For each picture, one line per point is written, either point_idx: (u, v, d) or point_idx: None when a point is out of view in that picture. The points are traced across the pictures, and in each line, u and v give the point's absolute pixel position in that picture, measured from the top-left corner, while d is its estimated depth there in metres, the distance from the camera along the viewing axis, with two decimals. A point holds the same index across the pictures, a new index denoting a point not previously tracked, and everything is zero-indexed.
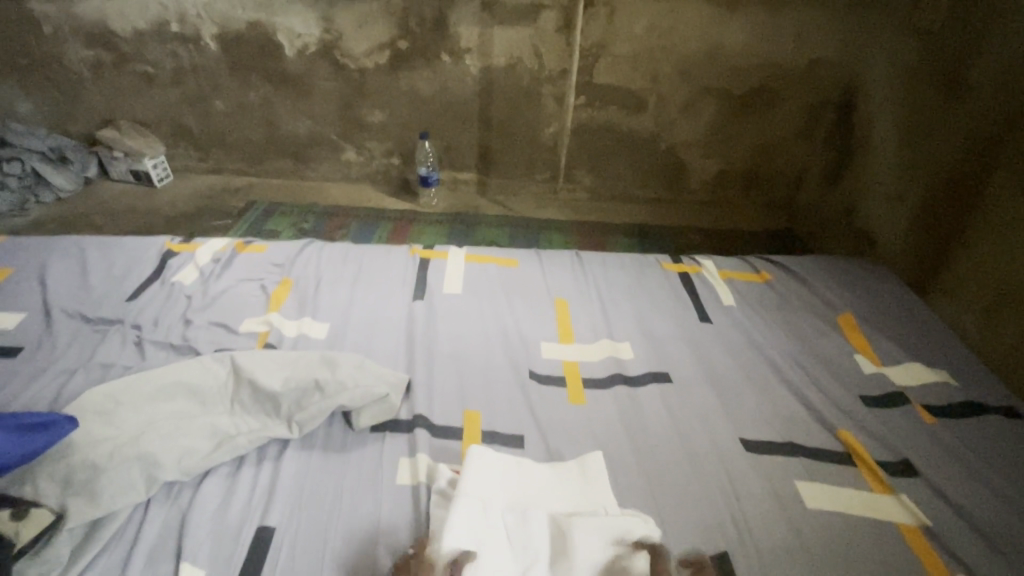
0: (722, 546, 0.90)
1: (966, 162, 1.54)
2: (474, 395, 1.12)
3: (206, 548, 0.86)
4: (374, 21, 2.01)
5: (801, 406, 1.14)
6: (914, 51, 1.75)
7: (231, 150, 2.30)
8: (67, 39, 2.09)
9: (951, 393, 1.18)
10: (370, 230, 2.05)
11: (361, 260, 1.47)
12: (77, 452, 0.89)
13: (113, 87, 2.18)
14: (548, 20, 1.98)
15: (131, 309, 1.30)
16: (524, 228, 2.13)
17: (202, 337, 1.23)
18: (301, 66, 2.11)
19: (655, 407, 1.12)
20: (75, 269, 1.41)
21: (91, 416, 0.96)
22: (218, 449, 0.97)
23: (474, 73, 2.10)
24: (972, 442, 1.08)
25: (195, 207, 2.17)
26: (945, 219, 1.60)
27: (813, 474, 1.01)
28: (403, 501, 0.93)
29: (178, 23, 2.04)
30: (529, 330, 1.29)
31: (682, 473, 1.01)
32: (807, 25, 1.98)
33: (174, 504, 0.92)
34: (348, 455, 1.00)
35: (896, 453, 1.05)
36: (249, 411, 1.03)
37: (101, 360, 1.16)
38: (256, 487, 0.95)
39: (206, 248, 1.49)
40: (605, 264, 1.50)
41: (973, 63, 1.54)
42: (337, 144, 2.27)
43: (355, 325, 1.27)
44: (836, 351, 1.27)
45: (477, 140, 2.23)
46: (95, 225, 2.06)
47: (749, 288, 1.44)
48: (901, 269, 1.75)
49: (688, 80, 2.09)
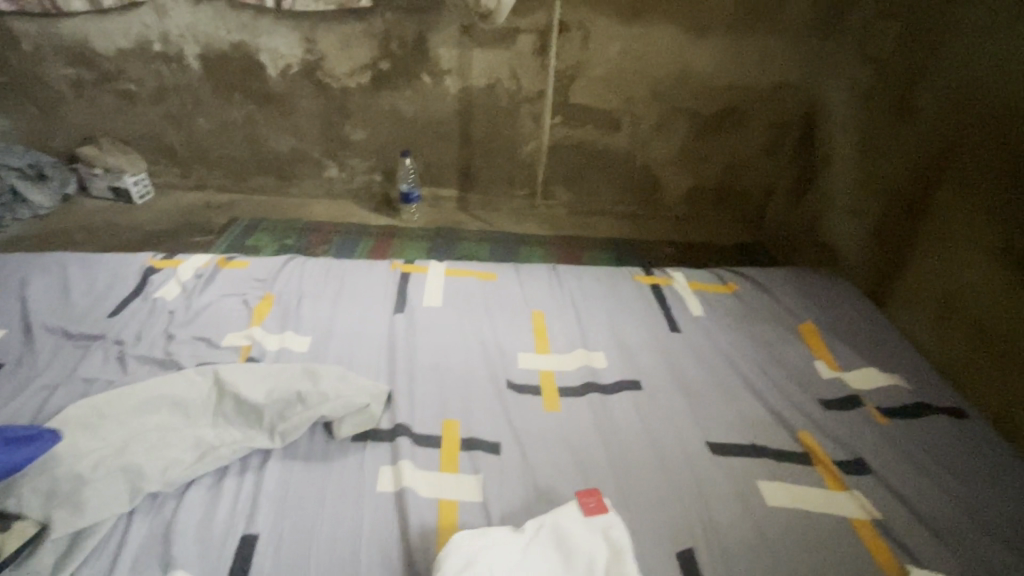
0: (687, 542, 0.95)
1: (915, 179, 1.64)
2: (454, 405, 1.16)
3: (190, 555, 0.88)
4: (356, 43, 2.07)
5: (764, 410, 1.21)
6: (869, 76, 1.87)
7: (213, 167, 2.32)
8: (48, 57, 2.10)
9: (903, 395, 1.26)
10: (352, 245, 2.09)
11: (343, 275, 1.50)
12: (61, 465, 0.91)
13: (95, 106, 2.20)
14: (524, 43, 2.07)
15: (113, 324, 1.32)
16: (503, 242, 2.18)
17: (184, 351, 1.25)
18: (284, 86, 2.15)
19: (626, 413, 1.17)
20: (57, 285, 1.42)
21: (75, 429, 0.98)
22: (202, 459, 0.99)
23: (454, 93, 2.16)
24: (921, 441, 1.16)
25: (177, 223, 2.19)
26: (897, 233, 1.69)
27: (774, 473, 1.07)
28: (384, 507, 0.97)
29: (161, 43, 2.08)
30: (507, 341, 1.33)
31: (653, 475, 1.06)
32: (771, 49, 2.10)
33: (157, 515, 0.94)
34: (330, 463, 1.03)
35: (852, 452, 1.12)
36: (231, 423, 1.05)
37: (84, 374, 1.18)
38: (239, 496, 0.97)
39: (189, 264, 1.51)
40: (580, 277, 1.56)
41: (919, 88, 1.65)
42: (320, 161, 2.31)
43: (337, 338, 1.31)
44: (797, 357, 1.34)
45: (457, 157, 2.30)
46: (74, 241, 2.06)
47: (716, 298, 1.51)
48: (861, 280, 1.83)
49: (660, 101, 2.18)
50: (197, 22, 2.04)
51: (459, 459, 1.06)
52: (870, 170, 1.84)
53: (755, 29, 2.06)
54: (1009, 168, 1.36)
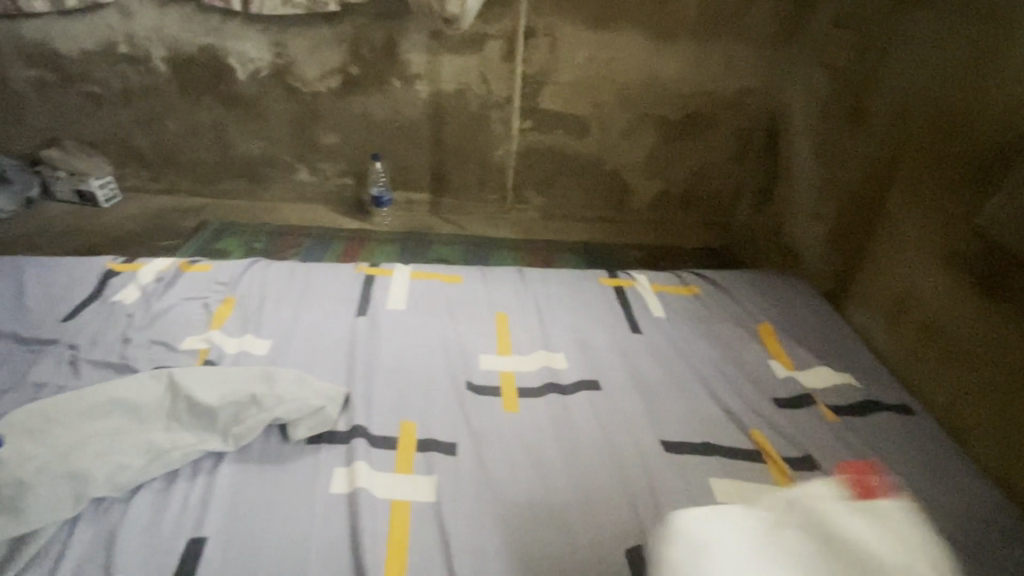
0: (637, 539, 0.97)
1: (868, 182, 1.69)
2: (412, 407, 1.17)
3: (136, 560, 0.87)
4: (325, 47, 2.07)
5: (718, 408, 1.23)
6: (826, 83, 1.93)
7: (181, 170, 2.30)
8: (10, 59, 2.08)
9: (853, 393, 1.29)
10: (322, 248, 2.09)
11: (308, 278, 1.50)
12: (4, 469, 0.90)
13: (59, 108, 2.17)
14: (493, 49, 2.09)
15: (68, 328, 1.30)
16: (475, 246, 2.19)
17: (141, 354, 1.24)
18: (252, 89, 2.15)
19: (584, 412, 1.19)
20: (11, 289, 1.39)
21: (21, 434, 0.97)
22: (152, 463, 0.98)
23: (425, 98, 2.18)
24: (868, 437, 1.19)
25: (144, 226, 2.16)
26: (853, 235, 1.74)
27: (726, 470, 1.09)
28: (336, 508, 0.96)
29: (127, 45, 2.06)
30: (469, 343, 1.34)
31: (607, 474, 1.07)
32: (735, 57, 2.15)
33: (104, 520, 0.92)
34: (284, 465, 1.02)
35: (801, 449, 1.15)
36: (184, 427, 1.04)
37: (35, 379, 1.16)
38: (189, 499, 0.96)
39: (150, 267, 1.50)
40: (545, 279, 1.58)
41: (870, 95, 1.71)
42: (290, 164, 2.30)
43: (297, 341, 1.30)
44: (753, 357, 1.37)
45: (429, 161, 2.30)
46: (35, 244, 2.03)
47: (677, 300, 1.54)
48: (821, 282, 1.88)
49: (627, 107, 2.22)
50: (164, 24, 2.02)
51: (414, 459, 1.06)
52: (829, 174, 1.88)
53: (719, 37, 2.11)
54: (953, 171, 1.41)
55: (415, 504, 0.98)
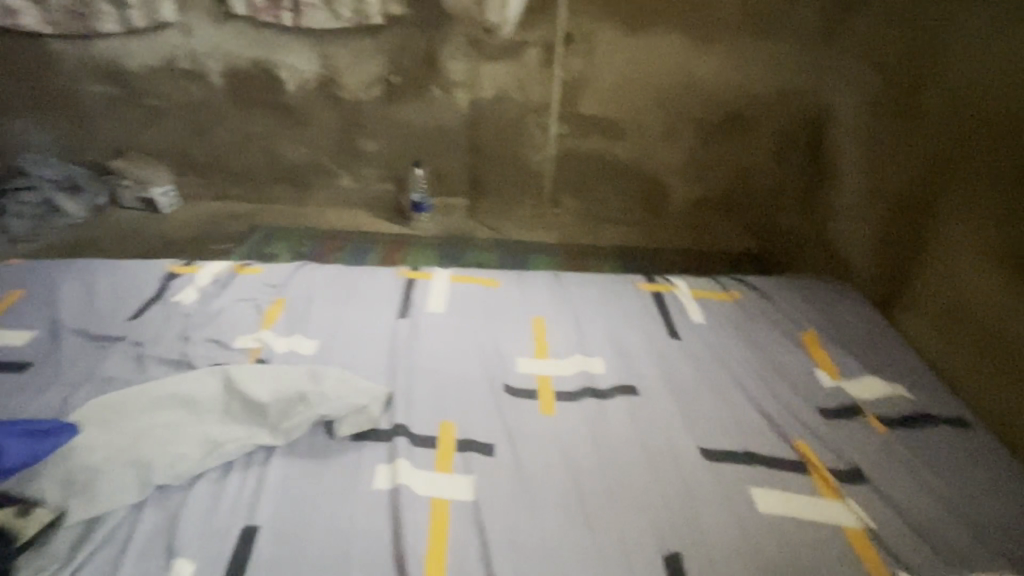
0: (674, 547, 0.96)
1: (919, 184, 1.62)
2: (451, 408, 1.19)
3: (196, 545, 0.93)
4: (369, 59, 2.15)
5: (760, 416, 1.20)
6: (874, 82, 1.86)
7: (233, 178, 2.42)
8: (83, 76, 2.24)
9: (904, 404, 1.24)
10: (363, 252, 2.15)
11: (351, 282, 1.56)
12: (80, 455, 0.98)
13: (125, 120, 2.32)
14: (531, 56, 2.11)
15: (134, 327, 1.39)
16: (511, 250, 2.21)
17: (199, 352, 1.32)
18: (300, 100, 2.24)
19: (621, 418, 1.19)
20: (83, 290, 1.50)
21: (93, 423, 1.05)
22: (209, 454, 1.04)
23: (463, 105, 2.22)
24: (921, 451, 1.14)
25: (199, 231, 2.28)
26: (903, 240, 1.67)
27: (768, 480, 1.07)
28: (378, 504, 1.00)
29: (187, 61, 2.19)
30: (507, 346, 1.36)
31: (644, 480, 1.06)
32: (776, 57, 2.10)
33: (165, 507, 0.98)
34: (329, 461, 1.07)
35: (848, 461, 1.11)
36: (238, 421, 1.10)
37: (104, 373, 1.25)
38: (243, 490, 1.01)
39: (207, 270, 1.59)
40: (582, 284, 1.58)
41: (921, 93, 1.64)
42: (335, 172, 2.38)
43: (342, 341, 1.35)
44: (797, 365, 1.34)
45: (468, 167, 2.34)
46: (103, 248, 2.17)
47: (718, 306, 1.52)
48: (869, 290, 1.81)
49: (665, 110, 2.20)
50: (220, 41, 2.14)
51: (453, 459, 1.08)
52: (878, 177, 1.81)
53: (759, 36, 2.07)
54: (1013, 170, 1.33)
55: (455, 503, 1.00)
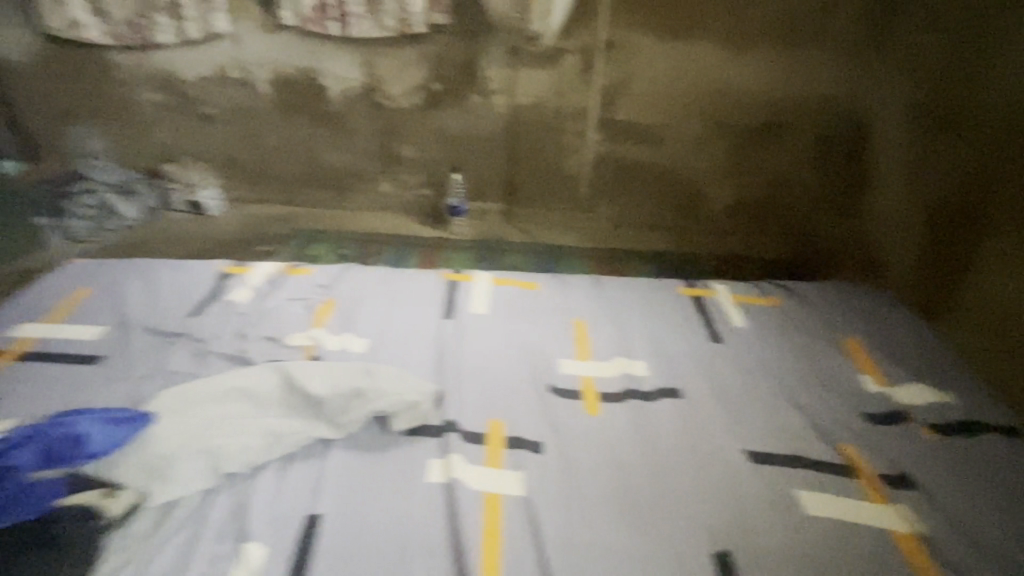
0: (723, 546, 0.98)
1: (971, 195, 1.64)
2: (498, 406, 1.23)
3: (265, 529, 0.98)
4: (411, 67, 2.21)
5: (805, 420, 1.21)
6: (921, 91, 1.87)
7: (276, 182, 2.51)
8: (139, 85, 2.35)
9: (952, 411, 1.23)
10: (403, 255, 2.21)
11: (396, 283, 1.61)
12: (156, 443, 1.04)
13: (177, 127, 2.43)
14: (569, 63, 2.15)
15: (193, 324, 1.46)
16: (547, 254, 2.24)
17: (256, 348, 1.38)
18: (343, 107, 2.32)
19: (665, 419, 1.21)
20: (144, 288, 1.58)
21: (166, 413, 1.11)
22: (271, 446, 1.09)
23: (501, 111, 2.26)
24: (972, 459, 1.13)
25: (245, 233, 2.37)
26: (954, 249, 1.69)
27: (815, 483, 1.08)
28: (434, 496, 1.04)
29: (237, 70, 2.28)
30: (550, 348, 1.39)
31: (691, 480, 1.08)
32: (817, 64, 2.09)
33: (234, 493, 1.04)
34: (385, 454, 1.11)
35: (897, 466, 1.11)
36: (298, 414, 1.15)
37: (170, 367, 1.32)
38: (305, 479, 1.07)
39: (258, 271, 1.65)
40: (620, 288, 1.61)
41: (973, 103, 1.65)
42: (374, 176, 2.46)
43: (391, 340, 1.40)
44: (841, 371, 1.34)
45: (503, 173, 2.39)
46: (155, 249, 2.28)
47: (758, 311, 1.52)
48: (915, 298, 1.83)
49: (703, 116, 2.21)
50: (269, 50, 2.23)
51: (503, 455, 1.12)
52: (927, 184, 1.81)
53: (802, 43, 2.06)
54: None
55: (507, 497, 1.04)
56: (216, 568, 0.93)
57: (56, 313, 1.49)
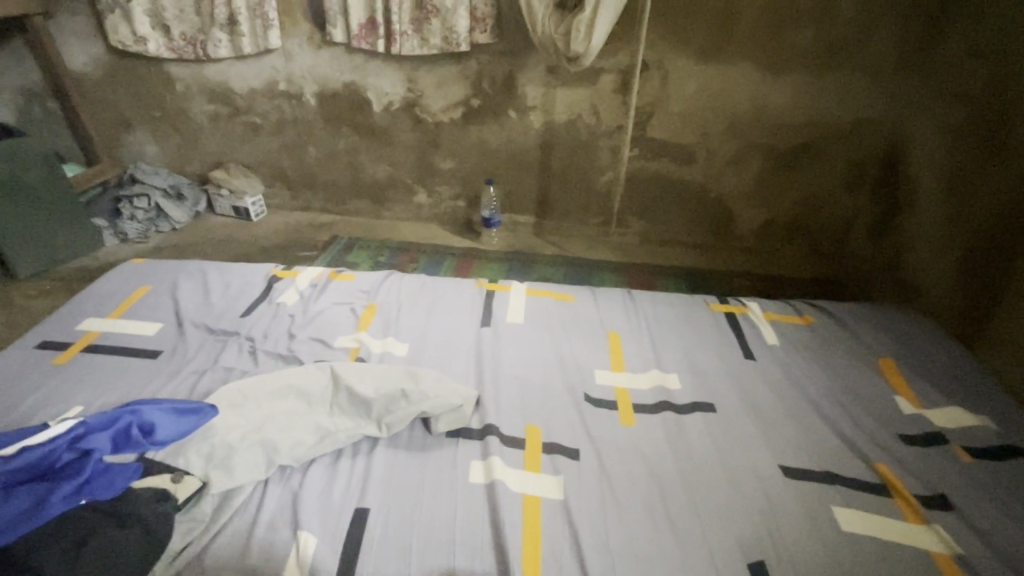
0: (758, 556, 0.99)
1: (1008, 219, 1.64)
2: (536, 413, 1.27)
3: (316, 520, 1.03)
4: (452, 83, 2.29)
5: (839, 439, 1.22)
6: (957, 114, 1.87)
7: (318, 190, 2.62)
8: (194, 96, 2.48)
9: (989, 435, 1.23)
10: (437, 263, 2.28)
11: (436, 291, 1.67)
12: (217, 434, 1.11)
13: (227, 136, 2.56)
14: (606, 82, 2.21)
15: (245, 323, 1.54)
16: (577, 267, 2.29)
17: (304, 349, 1.44)
18: (385, 120, 2.41)
19: (699, 432, 1.23)
20: (199, 288, 1.67)
21: (225, 406, 1.18)
22: (322, 441, 1.15)
23: (537, 127, 2.33)
24: (1011, 483, 1.13)
25: (286, 238, 2.47)
26: (989, 273, 1.69)
27: (850, 501, 1.09)
28: (475, 496, 1.08)
29: (286, 83, 2.40)
30: (584, 358, 1.43)
31: (725, 492, 1.11)
32: (853, 86, 2.11)
33: (286, 484, 1.10)
34: (428, 454, 1.16)
35: (933, 488, 1.11)
36: (346, 412, 1.21)
37: (224, 363, 1.39)
38: (353, 475, 1.12)
39: (305, 275, 1.73)
40: (654, 302, 1.64)
41: (1012, 129, 1.65)
42: (411, 187, 2.55)
43: (432, 345, 1.46)
44: (875, 391, 1.35)
45: (537, 187, 2.46)
46: (202, 251, 2.39)
47: (791, 329, 1.54)
48: (949, 320, 1.83)
49: (736, 136, 2.25)
50: (318, 64, 2.33)
51: (541, 460, 1.16)
52: (959, 208, 1.83)
53: (835, 67, 2.09)
54: None
55: (545, 500, 1.08)
56: (271, 554, 0.97)
57: (117, 310, 1.57)
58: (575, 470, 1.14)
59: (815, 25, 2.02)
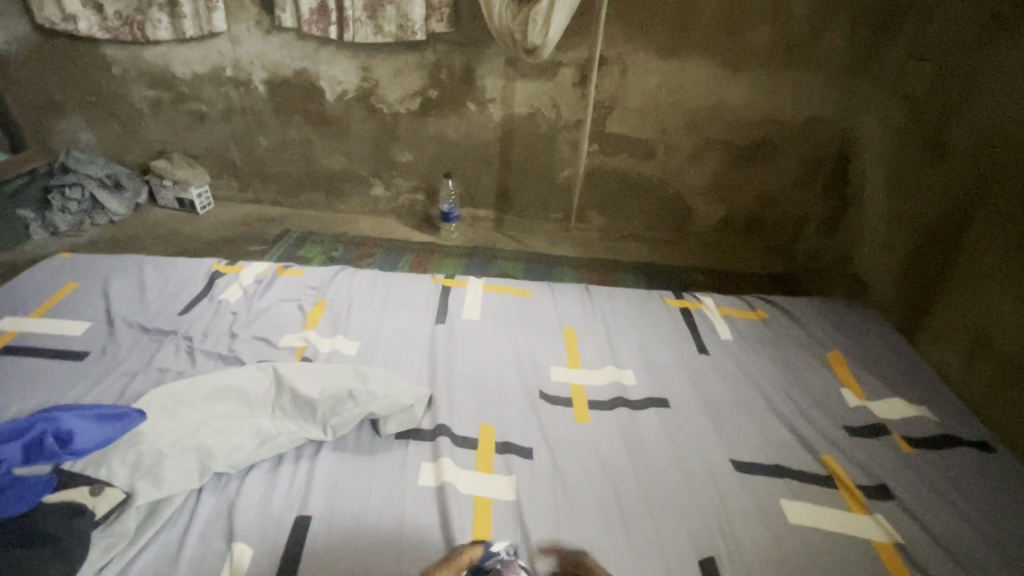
0: (708, 551, 0.99)
1: (945, 216, 1.71)
2: (490, 412, 1.24)
3: (253, 530, 0.97)
4: (409, 73, 2.23)
5: (789, 432, 1.24)
6: (901, 115, 1.94)
7: (270, 182, 2.52)
8: (131, 80, 2.32)
9: (927, 425, 1.28)
10: (394, 258, 2.21)
11: (390, 287, 1.61)
12: (145, 441, 1.03)
13: (170, 123, 2.41)
14: (565, 76, 2.19)
15: (183, 321, 1.45)
16: (538, 262, 2.27)
17: (247, 348, 1.37)
18: (339, 109, 2.32)
19: (653, 427, 1.23)
20: (133, 285, 1.57)
21: (155, 411, 1.10)
22: (262, 446, 1.09)
23: (496, 120, 2.30)
24: (944, 470, 1.17)
25: (235, 231, 2.36)
26: (927, 268, 1.76)
27: (797, 493, 1.11)
28: (425, 498, 1.04)
29: (233, 69, 2.28)
30: (540, 354, 1.41)
31: (677, 487, 1.11)
32: (806, 86, 2.17)
33: (222, 493, 1.03)
34: (377, 456, 1.12)
35: (874, 477, 1.15)
36: (289, 415, 1.15)
37: (159, 365, 1.30)
38: (294, 481, 1.06)
39: (250, 270, 1.65)
40: (611, 297, 1.64)
41: (950, 129, 1.72)
42: (368, 179, 2.47)
43: (384, 343, 1.41)
44: (823, 384, 1.38)
45: (497, 181, 2.43)
46: (142, 245, 2.25)
47: (744, 323, 1.57)
48: (891, 313, 1.91)
49: (694, 133, 2.28)
50: (267, 50, 2.23)
51: (494, 460, 1.13)
52: (900, 205, 1.90)
53: (790, 65, 2.13)
54: None
55: (495, 501, 1.05)
56: (201, 568, 0.91)
57: (39, 308, 1.45)
58: (527, 471, 1.12)
59: (771, 23, 2.05)
